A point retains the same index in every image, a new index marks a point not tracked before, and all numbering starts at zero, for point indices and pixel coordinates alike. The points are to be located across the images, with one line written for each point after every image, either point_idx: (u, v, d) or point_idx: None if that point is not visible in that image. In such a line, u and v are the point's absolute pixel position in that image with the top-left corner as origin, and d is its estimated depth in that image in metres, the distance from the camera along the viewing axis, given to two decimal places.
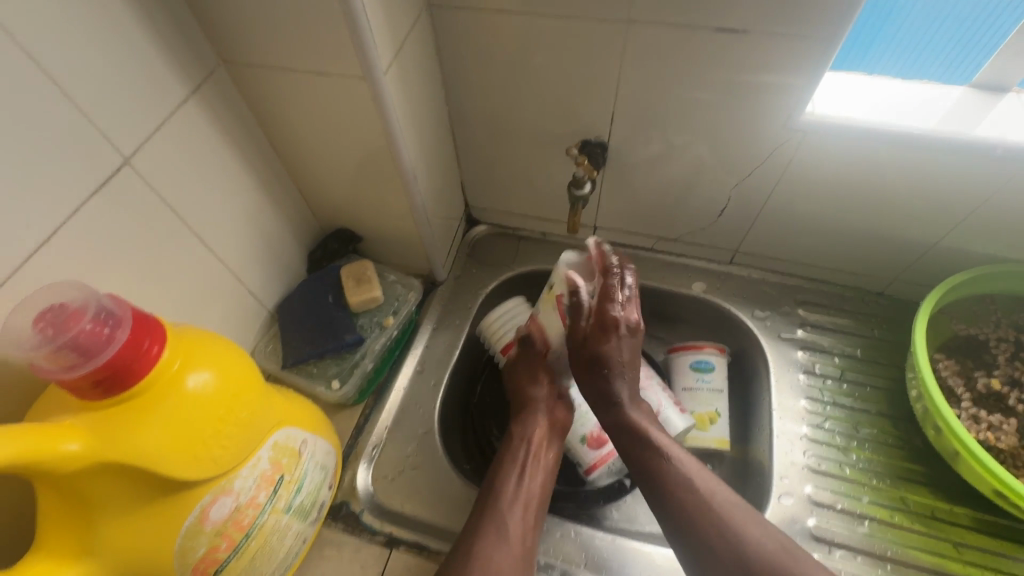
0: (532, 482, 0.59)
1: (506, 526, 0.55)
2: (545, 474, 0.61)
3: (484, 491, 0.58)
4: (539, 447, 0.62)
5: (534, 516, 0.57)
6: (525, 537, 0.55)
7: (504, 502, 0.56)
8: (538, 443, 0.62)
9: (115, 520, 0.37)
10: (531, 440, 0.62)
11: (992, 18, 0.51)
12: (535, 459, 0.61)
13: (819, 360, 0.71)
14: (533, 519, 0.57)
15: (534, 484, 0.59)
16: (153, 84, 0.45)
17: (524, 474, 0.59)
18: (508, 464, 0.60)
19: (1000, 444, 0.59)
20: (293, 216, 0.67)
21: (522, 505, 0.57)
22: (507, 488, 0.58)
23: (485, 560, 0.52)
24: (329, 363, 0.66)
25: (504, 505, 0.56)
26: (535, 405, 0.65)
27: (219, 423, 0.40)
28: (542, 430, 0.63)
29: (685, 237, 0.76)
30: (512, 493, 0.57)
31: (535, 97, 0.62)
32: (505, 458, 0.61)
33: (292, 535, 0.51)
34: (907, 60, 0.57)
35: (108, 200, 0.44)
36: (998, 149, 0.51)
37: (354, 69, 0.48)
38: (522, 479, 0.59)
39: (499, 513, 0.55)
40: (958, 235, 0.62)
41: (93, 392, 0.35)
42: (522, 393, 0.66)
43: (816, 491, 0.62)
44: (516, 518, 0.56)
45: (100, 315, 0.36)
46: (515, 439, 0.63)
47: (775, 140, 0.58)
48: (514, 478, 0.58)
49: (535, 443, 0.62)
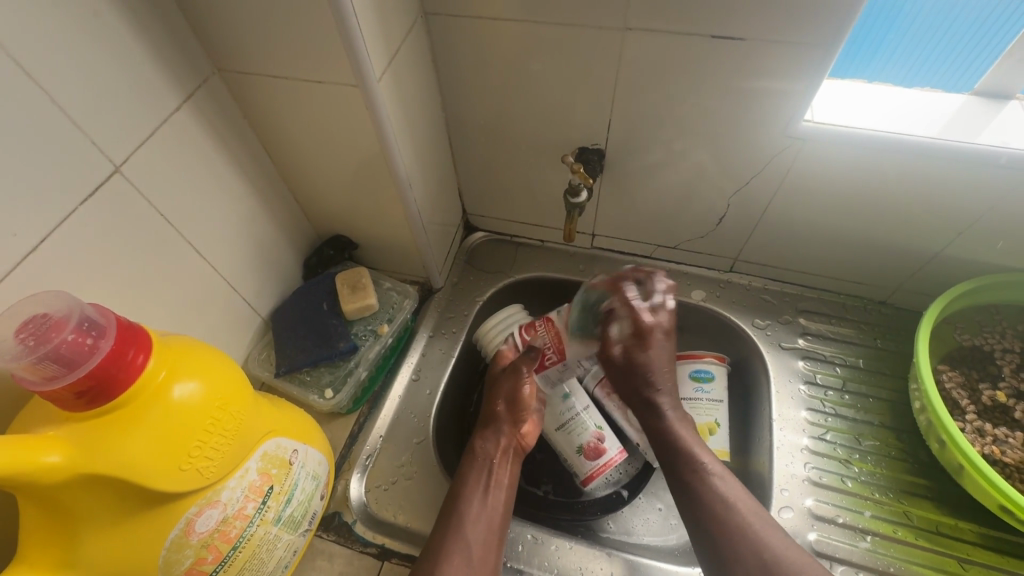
0: (494, 501, 0.57)
1: (470, 546, 0.53)
2: (506, 491, 0.60)
3: (447, 509, 0.56)
4: (500, 465, 0.61)
5: (499, 534, 0.56)
6: (489, 554, 0.54)
7: (468, 518, 0.55)
8: (496, 460, 0.61)
9: (97, 533, 0.37)
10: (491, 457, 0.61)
11: (1008, 11, 0.49)
12: (499, 475, 0.60)
13: (821, 370, 0.70)
14: (496, 537, 0.55)
15: (496, 502, 0.58)
16: (145, 90, 0.45)
17: (489, 491, 0.58)
18: (471, 481, 0.58)
19: (1005, 458, 0.58)
20: (288, 223, 0.66)
21: (486, 523, 0.55)
22: (471, 504, 0.56)
23: None
24: (323, 371, 0.66)
25: (469, 523, 0.54)
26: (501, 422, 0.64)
27: (205, 433, 0.39)
28: (505, 447, 0.62)
29: (685, 244, 0.75)
30: (476, 511, 0.56)
31: (532, 105, 0.62)
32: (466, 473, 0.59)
33: (281, 546, 0.50)
34: (915, 62, 0.56)
35: (99, 207, 0.44)
36: (1001, 157, 0.51)
37: (347, 77, 0.48)
38: (488, 495, 0.58)
39: (464, 532, 0.54)
40: (961, 245, 0.61)
41: (76, 403, 0.35)
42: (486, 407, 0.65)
43: (817, 505, 0.61)
44: (479, 536, 0.54)
45: (83, 325, 0.36)
46: (481, 457, 0.61)
47: (773, 148, 0.58)
48: (478, 497, 0.57)
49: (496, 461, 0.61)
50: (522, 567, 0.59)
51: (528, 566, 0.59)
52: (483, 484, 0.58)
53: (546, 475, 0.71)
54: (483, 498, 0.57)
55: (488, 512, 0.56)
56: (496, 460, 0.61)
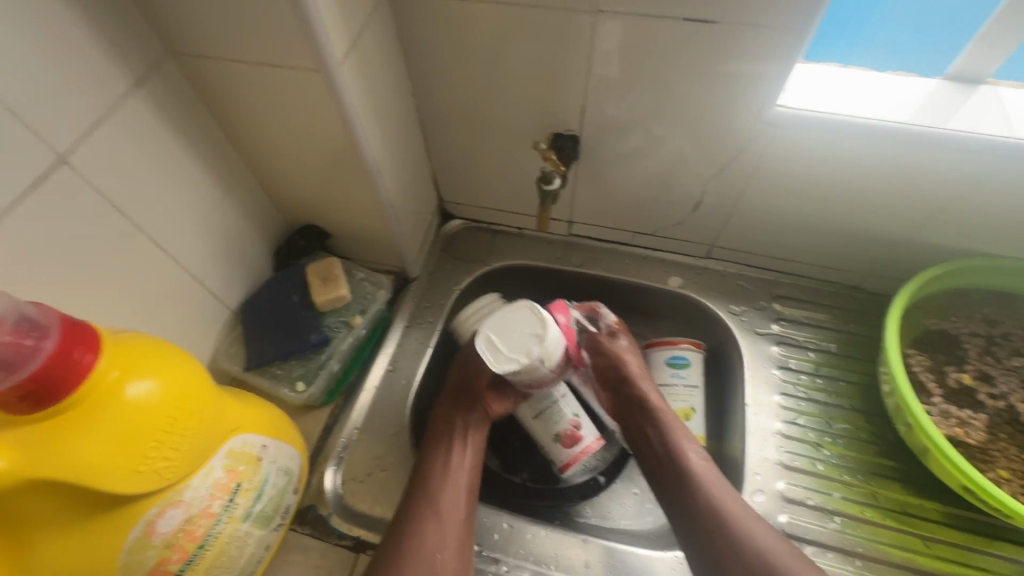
0: (466, 473, 0.59)
1: (439, 524, 0.55)
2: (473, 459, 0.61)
3: (418, 479, 0.58)
4: (476, 434, 0.62)
5: (468, 503, 0.58)
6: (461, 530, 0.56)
7: (440, 488, 0.57)
8: (472, 426, 0.62)
9: (50, 537, 0.36)
10: (467, 426, 0.62)
11: None
12: (461, 448, 0.61)
13: (794, 355, 0.70)
14: (467, 512, 0.57)
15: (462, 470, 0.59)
16: (89, 75, 0.43)
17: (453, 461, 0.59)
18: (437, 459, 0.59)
19: (969, 439, 0.59)
20: (254, 212, 0.64)
21: (462, 493, 0.58)
22: (437, 480, 0.58)
23: (415, 559, 0.53)
24: (294, 364, 0.64)
25: (442, 492, 0.57)
26: (476, 391, 0.64)
27: (162, 433, 0.38)
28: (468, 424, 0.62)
29: (662, 231, 0.75)
30: (453, 488, 0.58)
31: (504, 89, 0.60)
32: (438, 439, 0.62)
33: (253, 542, 0.50)
34: (903, 27, 0.55)
35: (43, 199, 0.42)
36: (970, 142, 0.51)
37: (306, 61, 0.46)
38: (454, 469, 0.59)
39: (438, 504, 0.56)
40: (930, 230, 0.62)
41: (20, 406, 0.33)
42: (452, 398, 0.64)
43: (788, 488, 0.62)
44: (455, 522, 0.56)
45: (23, 325, 0.34)
46: (449, 435, 0.61)
47: (747, 133, 0.57)
48: (442, 469, 0.59)
49: (471, 429, 0.62)
50: (498, 555, 0.59)
51: (504, 555, 0.59)
52: (459, 453, 0.60)
53: (524, 464, 0.70)
54: (457, 464, 0.59)
55: (461, 480, 0.59)
56: (473, 425, 0.62)
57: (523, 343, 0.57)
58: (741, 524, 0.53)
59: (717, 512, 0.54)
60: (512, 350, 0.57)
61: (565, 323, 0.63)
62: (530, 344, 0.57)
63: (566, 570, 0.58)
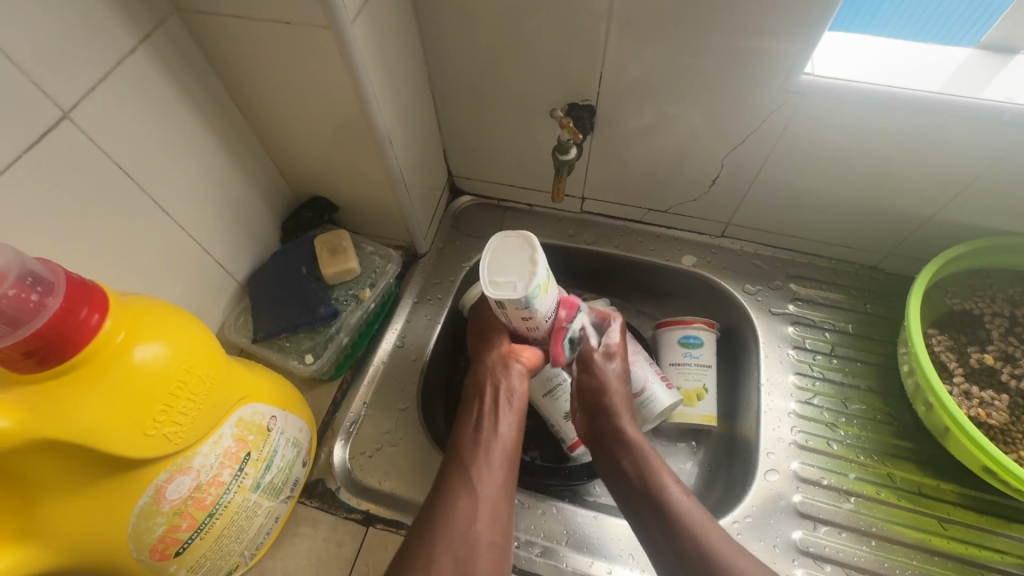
0: (503, 440, 0.53)
1: (474, 491, 0.49)
2: (511, 425, 0.55)
3: (452, 446, 0.54)
4: (514, 397, 0.56)
5: (508, 469, 0.52)
6: (499, 499, 0.50)
7: (474, 456, 0.52)
8: (506, 389, 0.56)
9: (57, 500, 0.35)
10: (501, 390, 0.56)
11: None
12: (494, 415, 0.55)
13: (810, 335, 0.69)
14: (506, 479, 0.52)
15: (498, 437, 0.54)
16: (93, 29, 0.41)
17: (485, 427, 0.54)
18: (465, 428, 0.55)
19: (991, 420, 0.58)
20: (261, 182, 0.63)
21: (498, 460, 0.52)
22: (467, 447, 0.53)
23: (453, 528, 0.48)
24: (302, 337, 0.63)
25: (477, 458, 0.52)
26: (510, 354, 0.58)
27: (171, 398, 0.37)
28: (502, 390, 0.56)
29: (676, 209, 0.73)
30: (487, 457, 0.52)
31: (519, 56, 0.58)
32: (471, 404, 0.57)
33: (262, 513, 0.49)
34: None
35: (46, 157, 0.40)
36: (1004, 113, 0.49)
37: (317, 18, 0.44)
38: (489, 436, 0.53)
39: (472, 472, 0.51)
40: (954, 208, 0.60)
41: (26, 363, 0.32)
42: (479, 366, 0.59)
43: (802, 468, 0.61)
44: (491, 489, 0.50)
45: (27, 280, 0.33)
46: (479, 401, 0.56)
47: (769, 106, 0.55)
48: (472, 435, 0.53)
49: (506, 392, 0.56)
50: None
51: (514, 530, 0.59)
52: (492, 417, 0.55)
53: (533, 441, 0.70)
54: (493, 431, 0.54)
55: (496, 449, 0.53)
56: (509, 388, 0.56)
57: (521, 261, 0.50)
58: (728, 560, 0.46)
59: (701, 544, 0.47)
60: (521, 274, 0.49)
61: (560, 321, 0.56)
62: (526, 255, 0.50)
63: (577, 547, 0.58)
